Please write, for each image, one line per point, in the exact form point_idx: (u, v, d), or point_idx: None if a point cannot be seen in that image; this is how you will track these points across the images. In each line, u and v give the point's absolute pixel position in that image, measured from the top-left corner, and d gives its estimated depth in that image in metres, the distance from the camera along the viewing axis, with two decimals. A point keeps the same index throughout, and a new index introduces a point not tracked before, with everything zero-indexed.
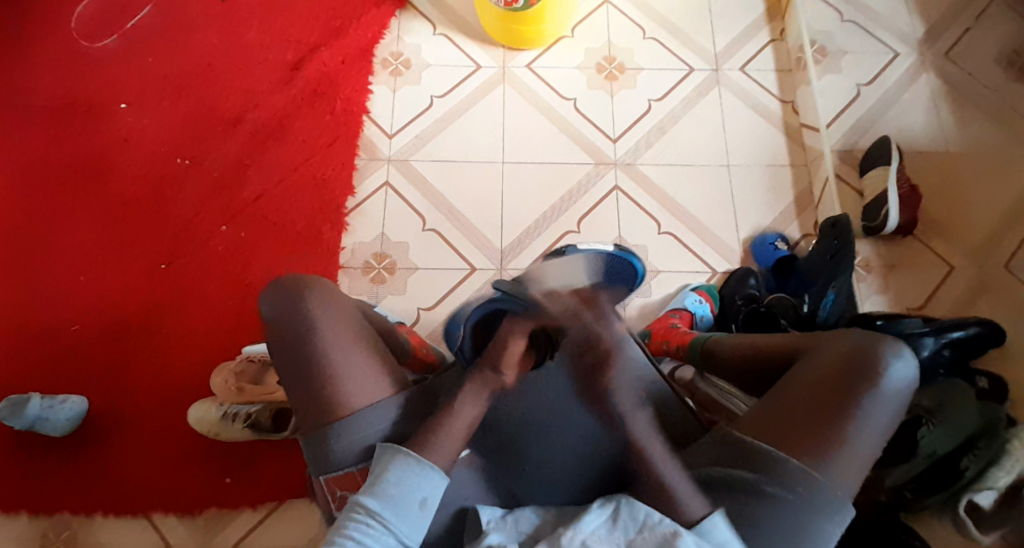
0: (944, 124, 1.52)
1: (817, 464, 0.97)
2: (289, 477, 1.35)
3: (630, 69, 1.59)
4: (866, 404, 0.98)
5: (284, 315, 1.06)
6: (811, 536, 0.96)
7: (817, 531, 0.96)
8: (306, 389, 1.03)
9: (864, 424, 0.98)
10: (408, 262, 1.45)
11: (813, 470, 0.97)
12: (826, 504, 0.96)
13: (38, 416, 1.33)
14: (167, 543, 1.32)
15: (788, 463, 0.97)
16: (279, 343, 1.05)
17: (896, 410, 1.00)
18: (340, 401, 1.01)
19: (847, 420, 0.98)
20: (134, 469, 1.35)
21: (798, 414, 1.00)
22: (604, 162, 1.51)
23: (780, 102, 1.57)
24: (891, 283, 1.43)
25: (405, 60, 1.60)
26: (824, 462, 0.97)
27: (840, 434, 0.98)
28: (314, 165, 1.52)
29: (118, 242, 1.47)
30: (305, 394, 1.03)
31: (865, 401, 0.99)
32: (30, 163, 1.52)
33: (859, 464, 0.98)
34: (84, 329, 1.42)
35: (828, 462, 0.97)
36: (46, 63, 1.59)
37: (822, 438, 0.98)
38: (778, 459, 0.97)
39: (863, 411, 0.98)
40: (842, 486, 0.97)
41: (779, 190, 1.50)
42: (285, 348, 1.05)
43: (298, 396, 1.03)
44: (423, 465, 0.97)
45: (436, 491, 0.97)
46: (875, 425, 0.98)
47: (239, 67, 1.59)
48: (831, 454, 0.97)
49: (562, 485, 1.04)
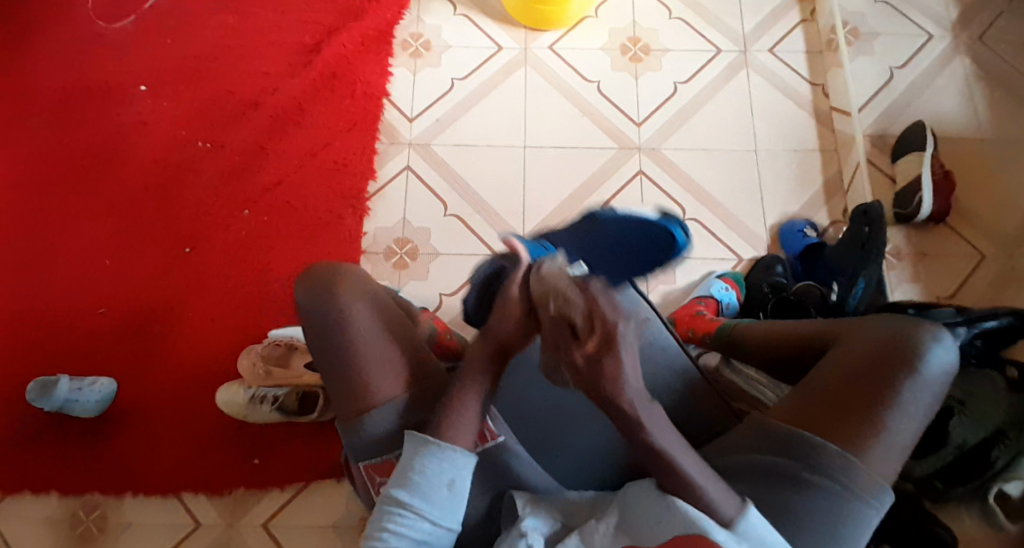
0: (979, 108, 1.47)
1: (856, 449, 0.97)
2: (316, 459, 1.37)
3: (655, 50, 1.56)
4: (903, 391, 0.99)
5: (316, 304, 1.05)
6: (848, 519, 0.97)
7: (855, 514, 0.97)
8: (338, 380, 1.04)
9: (901, 410, 0.98)
10: (429, 248, 1.44)
11: (851, 456, 0.97)
12: (863, 488, 0.97)
13: (67, 398, 1.34)
14: (197, 523, 1.33)
15: (826, 449, 0.98)
16: (312, 331, 1.05)
17: (934, 394, 1.00)
18: (370, 389, 1.03)
19: (884, 405, 0.98)
20: (161, 451, 1.36)
21: (835, 400, 1.00)
22: (628, 146, 1.49)
23: (809, 85, 1.54)
24: (922, 271, 1.40)
25: (424, 40, 1.59)
26: (859, 447, 0.97)
27: (877, 420, 0.98)
28: (334, 149, 1.51)
29: (141, 224, 1.48)
30: (336, 384, 1.04)
31: (903, 387, 0.99)
32: (51, 146, 1.53)
33: (896, 449, 0.98)
34: (109, 312, 1.43)
35: (866, 446, 0.97)
36: (69, 46, 1.60)
37: (860, 424, 0.98)
38: (816, 446, 0.98)
39: (901, 396, 0.99)
40: (879, 470, 0.97)
41: (808, 176, 1.47)
42: (318, 336, 1.05)
43: (332, 385, 1.05)
44: (443, 449, 0.96)
45: (462, 472, 0.96)
46: (913, 409, 0.99)
47: (260, 50, 1.59)
48: (868, 440, 0.98)
49: (597, 469, 1.07)
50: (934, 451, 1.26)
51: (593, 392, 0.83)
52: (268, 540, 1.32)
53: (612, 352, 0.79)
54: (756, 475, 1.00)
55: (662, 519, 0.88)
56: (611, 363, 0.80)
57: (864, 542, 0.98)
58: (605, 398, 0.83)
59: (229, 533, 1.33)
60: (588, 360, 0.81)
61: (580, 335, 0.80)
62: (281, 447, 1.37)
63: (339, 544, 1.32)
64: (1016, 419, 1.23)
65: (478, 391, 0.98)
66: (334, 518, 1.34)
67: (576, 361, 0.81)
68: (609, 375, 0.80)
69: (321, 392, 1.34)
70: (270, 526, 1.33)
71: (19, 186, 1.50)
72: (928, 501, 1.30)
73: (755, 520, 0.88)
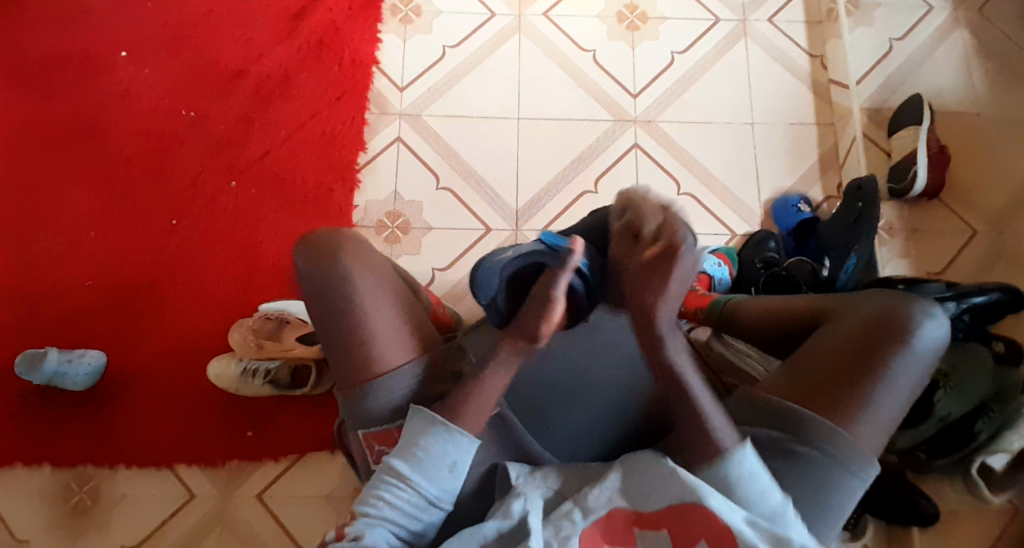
0: (975, 83, 1.46)
1: (842, 421, 0.99)
2: (309, 432, 1.36)
3: (652, 18, 1.53)
4: (893, 365, 1.00)
5: (317, 267, 1.04)
6: (833, 491, 0.99)
7: (840, 486, 0.99)
8: (338, 346, 1.03)
9: (891, 385, 0.99)
10: (421, 222, 1.42)
11: (840, 430, 0.98)
12: (849, 460, 0.98)
13: (56, 371, 1.33)
14: (191, 495, 1.33)
15: (816, 423, 0.99)
16: (314, 292, 1.04)
17: (925, 368, 1.01)
18: (375, 359, 1.02)
19: (873, 381, 0.99)
20: (153, 424, 1.36)
21: (824, 371, 1.01)
22: (622, 118, 1.47)
23: (808, 56, 1.52)
24: (913, 247, 1.39)
25: (415, 6, 1.55)
26: (847, 421, 0.99)
27: (868, 394, 0.99)
28: (323, 119, 1.48)
29: (127, 195, 1.45)
30: (336, 350, 1.03)
31: (893, 362, 1.00)
32: (32, 114, 1.49)
33: (884, 424, 1.00)
34: (97, 285, 1.41)
35: (852, 419, 0.99)
36: (49, 11, 1.55)
37: (850, 398, 0.99)
38: (803, 417, 1.00)
39: (892, 370, 1.00)
40: (866, 444, 0.99)
41: (804, 149, 1.46)
42: (319, 299, 1.04)
43: (331, 351, 1.03)
44: (450, 431, 0.95)
45: (466, 455, 0.96)
46: (903, 383, 1.00)
47: (245, 15, 1.55)
48: (857, 415, 0.99)
49: (588, 444, 1.07)
50: (917, 425, 1.26)
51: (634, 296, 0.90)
52: (264, 513, 1.33)
53: (667, 261, 0.87)
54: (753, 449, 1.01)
55: (661, 489, 0.91)
56: (662, 274, 0.87)
57: (847, 510, 1.00)
58: (642, 311, 0.90)
59: (225, 505, 1.33)
60: (643, 267, 0.89)
61: (644, 242, 0.90)
62: (275, 420, 1.37)
63: (332, 515, 1.33)
64: (1000, 392, 1.24)
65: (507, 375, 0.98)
66: (328, 490, 1.34)
67: (635, 261, 0.90)
68: (651, 288, 0.89)
69: (313, 364, 1.33)
70: (264, 498, 1.34)
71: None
72: (909, 472, 1.33)
73: (751, 457, 0.91)
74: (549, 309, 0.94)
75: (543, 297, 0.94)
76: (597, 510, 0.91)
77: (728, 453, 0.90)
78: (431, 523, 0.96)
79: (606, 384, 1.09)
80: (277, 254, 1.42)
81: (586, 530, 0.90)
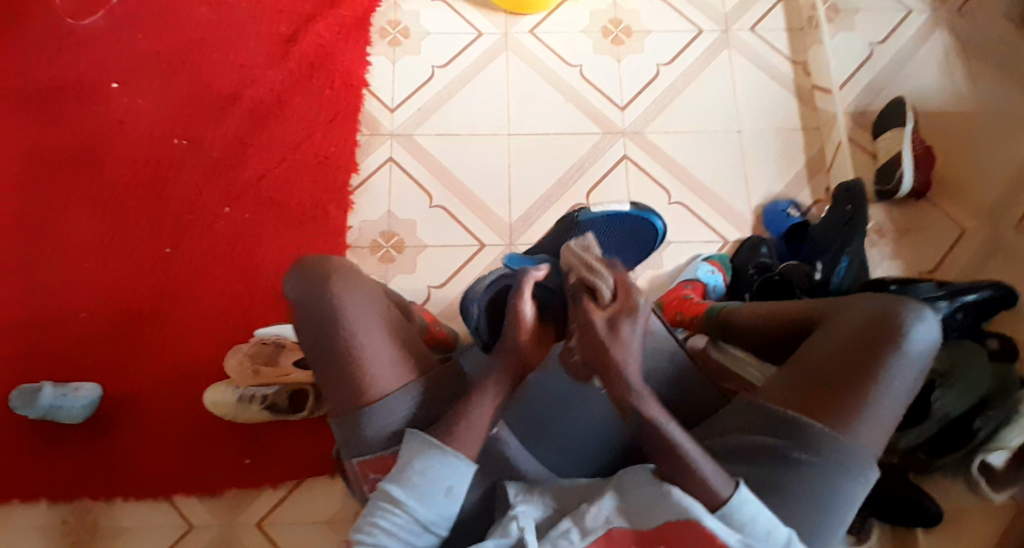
0: (956, 84, 1.49)
1: (842, 426, 0.99)
2: (309, 456, 1.35)
3: (638, 32, 1.56)
4: (889, 367, 1.00)
5: (308, 295, 1.06)
6: (836, 497, 0.98)
7: (843, 492, 0.98)
8: (330, 373, 1.03)
9: (887, 387, 1.00)
10: (416, 240, 1.42)
11: (839, 435, 0.98)
12: (852, 463, 0.98)
13: (52, 405, 1.30)
14: (192, 525, 1.31)
15: (815, 429, 0.99)
16: (305, 319, 1.06)
17: (920, 370, 1.02)
18: (365, 383, 1.02)
19: (869, 383, 1.00)
20: (151, 455, 1.33)
21: (822, 377, 1.02)
22: (612, 131, 1.49)
23: (791, 64, 1.54)
24: (903, 247, 1.40)
25: (402, 28, 1.57)
26: (848, 426, 0.99)
27: (866, 398, 1.00)
28: (315, 141, 1.48)
29: (119, 224, 1.44)
30: (328, 376, 1.03)
31: (889, 365, 1.01)
32: (21, 145, 1.48)
33: (882, 426, 1.00)
34: (90, 316, 1.39)
35: (853, 422, 0.99)
36: (35, 43, 1.55)
37: (848, 403, 0.99)
38: (806, 424, 0.99)
39: (889, 371, 1.00)
40: (866, 448, 0.99)
41: (791, 154, 1.47)
42: (309, 326, 1.05)
43: (325, 376, 1.04)
44: (447, 455, 0.95)
45: (463, 479, 0.96)
46: (899, 385, 1.01)
47: (233, 41, 1.55)
48: (856, 419, 0.99)
49: (593, 455, 1.07)
50: (917, 424, 1.27)
51: (595, 358, 0.86)
52: (266, 541, 1.31)
53: (628, 317, 0.84)
54: (755, 457, 1.00)
55: (655, 506, 0.91)
56: (626, 329, 0.85)
57: (849, 516, 1.00)
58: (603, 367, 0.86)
59: (226, 533, 1.31)
60: (607, 325, 0.85)
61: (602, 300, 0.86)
62: (274, 445, 1.35)
63: (335, 539, 1.31)
64: (998, 387, 1.25)
65: (500, 392, 0.97)
66: (330, 514, 1.33)
67: (595, 323, 0.85)
68: (616, 349, 0.85)
69: (311, 389, 1.31)
70: (265, 525, 1.32)
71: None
72: (913, 472, 1.32)
73: (747, 503, 0.90)
74: (518, 316, 0.94)
75: (510, 310, 0.94)
76: (596, 530, 0.91)
77: (723, 502, 0.89)
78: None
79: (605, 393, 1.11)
80: (271, 277, 1.41)
81: None
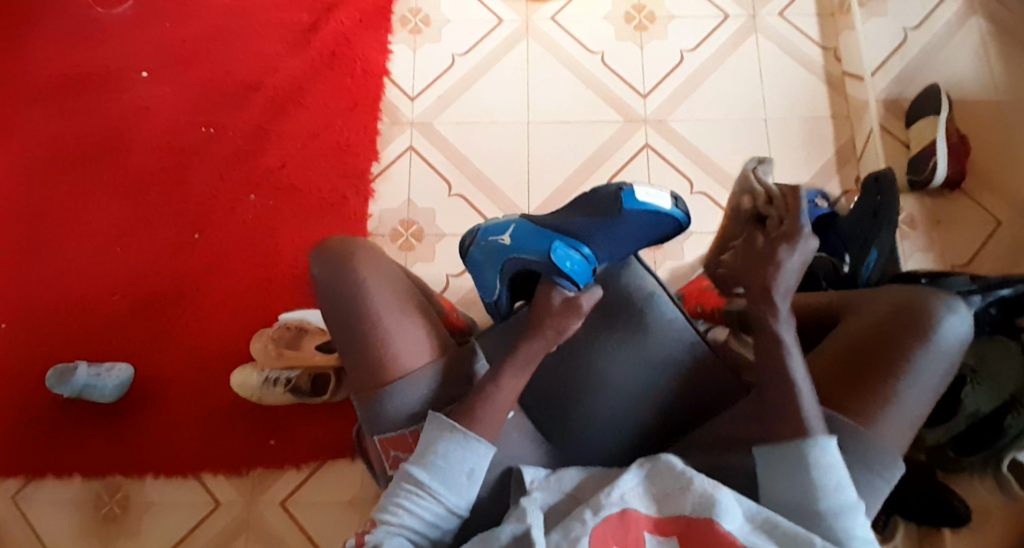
0: (994, 71, 1.43)
1: (863, 419, 0.95)
2: (329, 438, 1.38)
3: (661, 17, 1.54)
4: (915, 360, 0.96)
5: (331, 278, 1.05)
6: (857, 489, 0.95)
7: (864, 485, 0.95)
8: (353, 355, 1.04)
9: (913, 381, 0.96)
10: (435, 229, 1.43)
11: (860, 428, 0.95)
12: (873, 458, 0.95)
13: (85, 384, 1.35)
14: (217, 502, 1.35)
15: (835, 421, 0.96)
16: (327, 299, 1.05)
17: (948, 365, 0.98)
18: (384, 365, 1.02)
19: (892, 377, 0.96)
20: (179, 433, 1.38)
21: (845, 368, 0.98)
22: (634, 119, 1.47)
23: (822, 49, 1.50)
24: (936, 240, 1.35)
25: (424, 16, 1.58)
26: (870, 419, 0.95)
27: (890, 391, 0.96)
28: (336, 130, 1.50)
29: (152, 209, 1.49)
30: (350, 354, 1.04)
31: (915, 358, 0.96)
32: (60, 134, 1.54)
33: (908, 419, 0.96)
34: (124, 299, 1.44)
35: (873, 417, 0.95)
36: (73, 36, 1.60)
37: (870, 396, 0.96)
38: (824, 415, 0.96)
39: (913, 365, 0.96)
40: (888, 441, 0.95)
41: (819, 143, 1.44)
42: (331, 306, 1.05)
43: (346, 354, 1.04)
44: (468, 438, 0.95)
45: (484, 462, 0.96)
46: (926, 378, 0.96)
47: (259, 30, 1.58)
48: (878, 412, 0.95)
49: (608, 447, 1.04)
50: (947, 421, 1.22)
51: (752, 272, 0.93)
52: (288, 519, 1.34)
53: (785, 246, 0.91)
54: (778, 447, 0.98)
55: (684, 494, 0.90)
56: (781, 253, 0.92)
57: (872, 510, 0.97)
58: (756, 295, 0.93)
59: (250, 511, 1.34)
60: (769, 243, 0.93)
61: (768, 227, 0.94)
62: (297, 427, 1.38)
63: (356, 519, 1.34)
64: None
65: (518, 378, 0.98)
66: (350, 495, 1.35)
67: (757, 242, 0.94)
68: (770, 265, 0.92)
69: (332, 373, 1.33)
70: (288, 504, 1.35)
71: (15, 175, 1.51)
72: (940, 470, 1.27)
73: (829, 449, 0.89)
74: (568, 316, 0.98)
75: (558, 314, 0.98)
76: (609, 507, 0.90)
77: (813, 439, 0.89)
78: (448, 530, 0.95)
79: (620, 391, 1.04)
80: (294, 262, 1.44)
81: (598, 526, 0.89)
